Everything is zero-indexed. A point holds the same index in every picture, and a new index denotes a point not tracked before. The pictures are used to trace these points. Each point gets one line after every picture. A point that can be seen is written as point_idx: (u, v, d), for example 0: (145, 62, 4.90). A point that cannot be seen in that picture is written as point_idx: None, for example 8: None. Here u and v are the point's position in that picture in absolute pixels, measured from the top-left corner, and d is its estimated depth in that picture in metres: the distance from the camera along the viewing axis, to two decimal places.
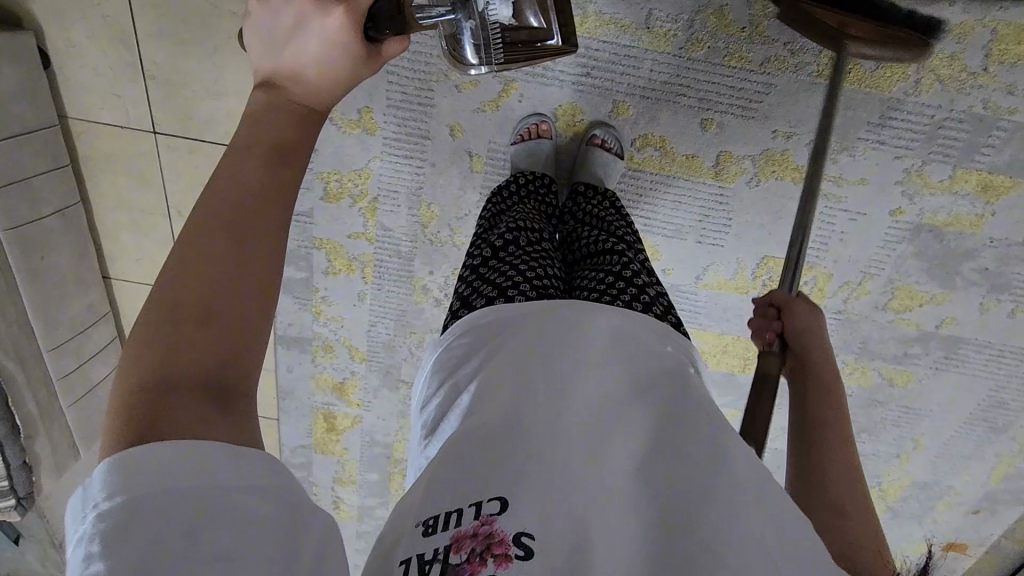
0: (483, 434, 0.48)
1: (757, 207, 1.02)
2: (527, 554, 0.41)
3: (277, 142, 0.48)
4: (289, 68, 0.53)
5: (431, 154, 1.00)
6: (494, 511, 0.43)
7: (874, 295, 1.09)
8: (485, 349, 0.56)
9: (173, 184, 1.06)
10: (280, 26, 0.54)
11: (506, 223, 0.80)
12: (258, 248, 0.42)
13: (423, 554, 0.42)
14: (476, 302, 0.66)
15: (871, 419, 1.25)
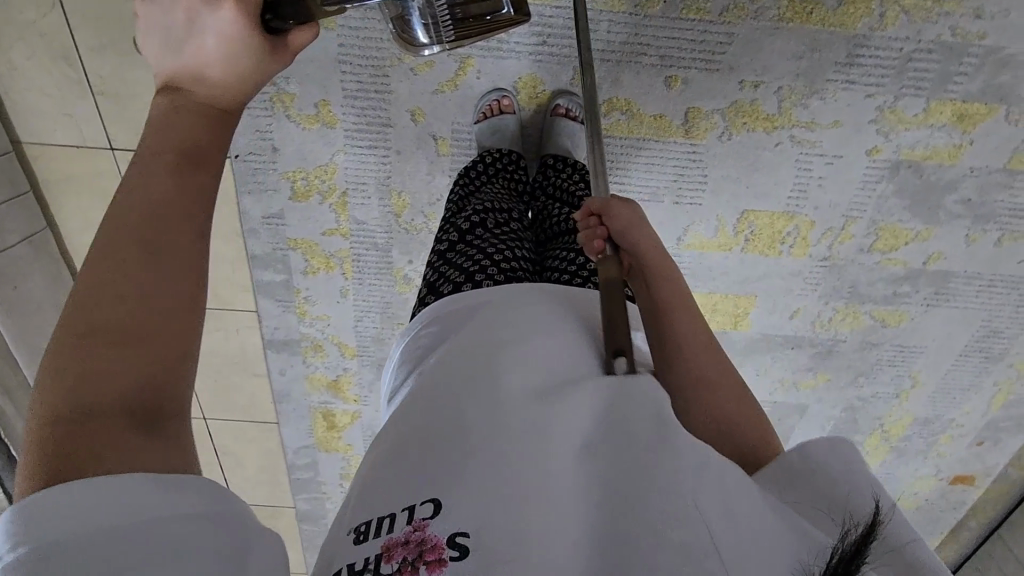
0: (434, 426, 0.49)
1: (732, 161, 1.00)
2: (461, 554, 0.40)
3: (186, 149, 0.47)
4: (192, 69, 0.51)
5: (394, 142, 0.98)
6: (427, 514, 0.42)
7: (857, 238, 1.08)
8: (443, 342, 0.59)
9: None
10: (172, 24, 0.52)
11: (474, 203, 0.79)
12: (184, 263, 0.43)
13: (353, 565, 0.42)
14: (443, 289, 0.66)
15: (867, 362, 1.25)
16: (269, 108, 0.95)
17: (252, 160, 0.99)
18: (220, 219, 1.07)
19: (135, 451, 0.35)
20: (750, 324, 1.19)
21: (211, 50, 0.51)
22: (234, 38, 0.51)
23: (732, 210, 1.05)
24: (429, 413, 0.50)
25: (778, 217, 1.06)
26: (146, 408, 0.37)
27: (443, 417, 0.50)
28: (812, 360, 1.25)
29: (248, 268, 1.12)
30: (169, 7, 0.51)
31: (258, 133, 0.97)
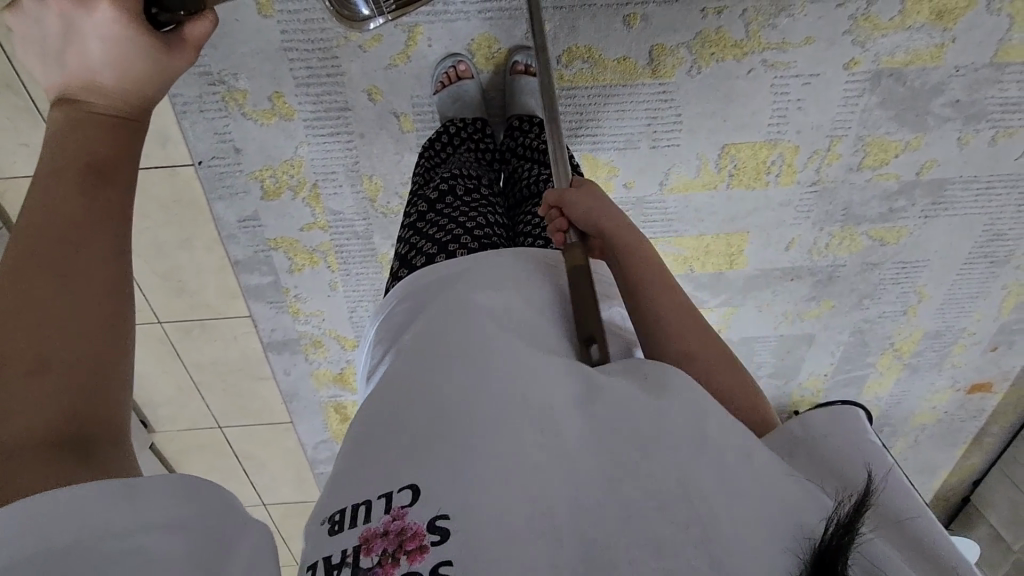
0: (410, 417, 0.46)
1: (704, 96, 0.96)
2: (441, 539, 0.38)
3: (96, 162, 0.47)
4: (78, 78, 0.51)
5: (356, 125, 0.96)
6: (406, 502, 0.41)
7: (845, 157, 1.04)
8: (416, 317, 0.58)
9: None
10: (49, 35, 0.52)
11: (440, 174, 0.77)
12: (109, 284, 0.43)
13: (330, 558, 0.40)
14: (416, 263, 0.64)
15: (870, 283, 1.22)
16: (223, 108, 0.92)
17: (216, 164, 0.98)
18: (197, 229, 1.06)
19: (73, 469, 0.36)
20: (745, 261, 1.17)
21: (97, 54, 0.51)
22: (116, 40, 0.51)
23: (712, 146, 1.02)
24: (405, 393, 0.49)
25: (760, 147, 1.03)
26: (81, 430, 0.37)
27: (417, 395, 0.48)
28: (813, 289, 1.23)
29: (234, 274, 1.11)
30: (42, 15, 0.51)
31: (216, 136, 0.95)
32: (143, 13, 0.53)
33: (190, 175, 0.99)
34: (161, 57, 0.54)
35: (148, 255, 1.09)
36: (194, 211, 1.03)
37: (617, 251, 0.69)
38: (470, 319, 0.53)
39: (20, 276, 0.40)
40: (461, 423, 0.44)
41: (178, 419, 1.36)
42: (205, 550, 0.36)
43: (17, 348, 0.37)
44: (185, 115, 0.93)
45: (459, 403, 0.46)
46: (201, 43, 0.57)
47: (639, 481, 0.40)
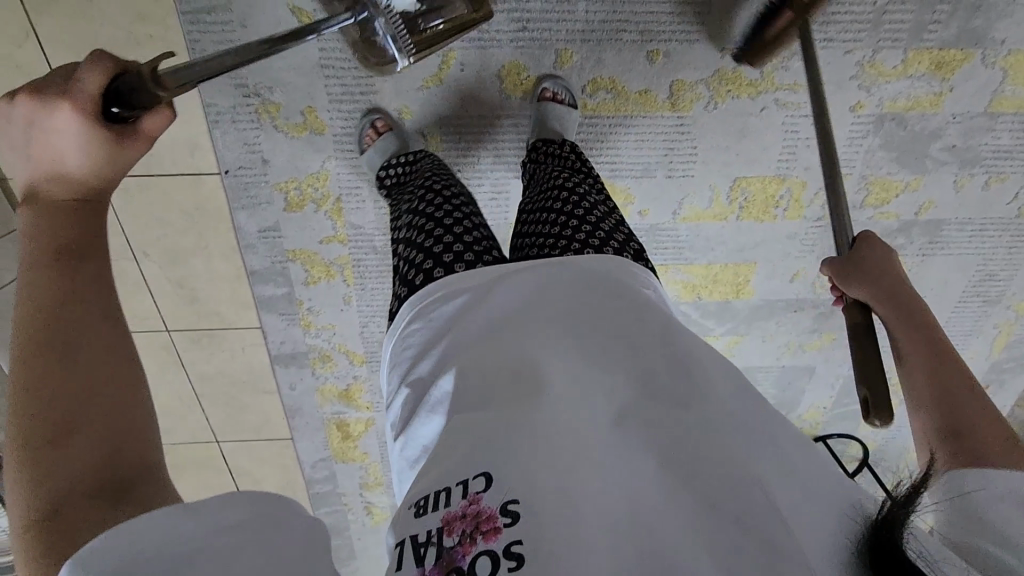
0: (464, 441, 0.55)
1: (718, 130, 1.01)
2: (513, 521, 0.48)
3: (64, 246, 0.57)
4: (53, 169, 0.60)
5: (383, 143, 0.98)
6: (480, 488, 0.51)
7: (849, 195, 1.09)
8: (442, 335, 0.65)
9: (131, 226, 1.03)
10: (18, 133, 0.61)
11: (444, 187, 0.83)
12: (105, 346, 0.53)
13: (417, 536, 0.50)
14: (413, 278, 0.73)
15: None
16: (255, 119, 0.94)
17: (242, 174, 0.99)
18: (217, 238, 1.06)
19: (106, 511, 0.46)
20: (752, 290, 1.20)
21: (60, 146, 0.59)
22: (80, 137, 0.59)
23: (724, 178, 1.06)
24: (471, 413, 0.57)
25: (770, 181, 1.07)
26: (110, 479, 0.47)
27: (487, 412, 0.57)
28: (816, 321, 1.26)
29: (249, 284, 1.12)
30: (11, 119, 0.61)
31: (246, 147, 0.96)
32: (100, 110, 0.59)
33: (215, 183, 1.00)
34: (117, 149, 0.61)
35: (164, 262, 1.08)
36: (215, 220, 1.04)
37: (621, 238, 0.76)
38: (519, 340, 0.62)
39: (36, 366, 0.49)
40: (529, 437, 0.54)
41: (176, 430, 1.33)
42: (245, 546, 0.44)
43: (53, 423, 0.48)
44: (216, 125, 0.94)
45: (508, 428, 0.54)
46: (157, 133, 0.63)
47: (716, 516, 0.49)
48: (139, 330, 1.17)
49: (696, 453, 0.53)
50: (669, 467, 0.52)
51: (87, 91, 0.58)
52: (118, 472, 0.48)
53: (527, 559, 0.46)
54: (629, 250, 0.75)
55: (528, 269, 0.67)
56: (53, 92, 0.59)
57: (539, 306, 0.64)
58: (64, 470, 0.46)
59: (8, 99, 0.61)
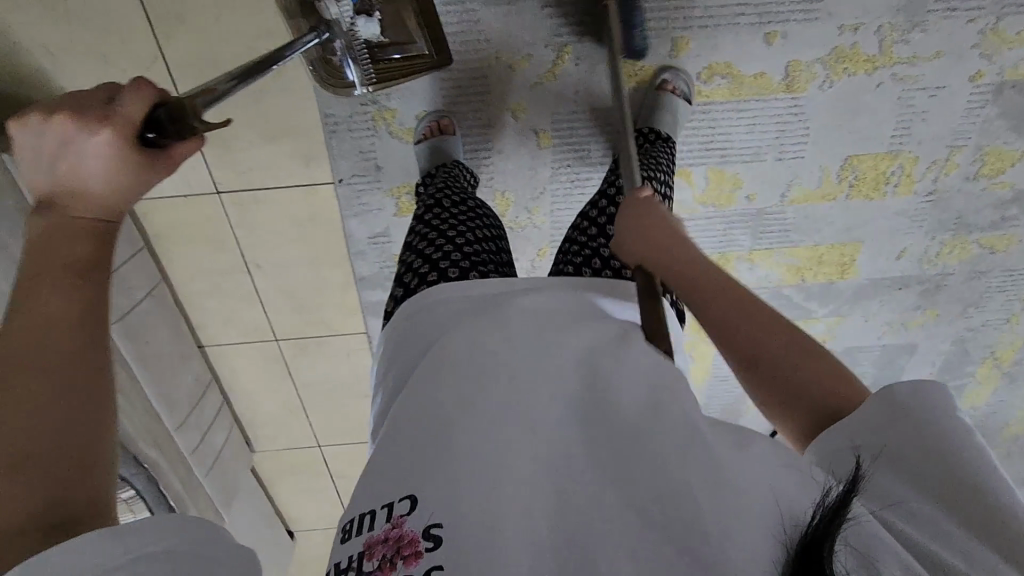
0: (411, 438, 0.50)
1: (833, 109, 0.99)
2: (434, 546, 0.42)
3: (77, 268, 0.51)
4: (69, 189, 0.53)
5: (495, 143, 0.99)
6: (405, 511, 0.45)
7: (963, 167, 1.07)
8: (406, 348, 0.61)
9: (245, 240, 1.05)
10: (47, 142, 0.53)
11: (444, 200, 0.82)
12: (77, 368, 0.47)
13: (341, 563, 0.46)
14: (408, 281, 0.72)
15: (975, 291, 1.24)
16: (371, 127, 0.95)
17: (355, 182, 1.00)
18: (328, 247, 1.07)
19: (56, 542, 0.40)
20: (857, 270, 1.18)
21: (87, 168, 0.53)
22: (112, 159, 0.53)
23: (835, 157, 1.04)
24: (406, 419, 0.51)
25: (883, 158, 1.05)
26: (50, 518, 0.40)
27: (428, 417, 0.50)
28: (920, 298, 1.24)
29: (357, 290, 1.12)
30: (44, 129, 0.53)
31: (361, 154, 0.97)
32: (138, 136, 0.53)
33: (329, 193, 1.00)
34: (142, 174, 0.55)
35: (275, 274, 1.09)
36: (328, 229, 1.04)
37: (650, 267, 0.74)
38: (468, 336, 0.55)
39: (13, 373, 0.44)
40: (472, 446, 0.47)
41: (280, 438, 1.35)
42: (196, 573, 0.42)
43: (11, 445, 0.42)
44: (333, 135, 0.95)
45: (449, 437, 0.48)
46: (183, 161, 0.57)
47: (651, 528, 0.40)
48: (250, 341, 1.18)
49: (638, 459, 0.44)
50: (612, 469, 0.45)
51: (132, 115, 0.52)
52: (63, 506, 0.41)
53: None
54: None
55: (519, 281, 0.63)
56: (91, 113, 0.53)
57: (510, 306, 0.58)
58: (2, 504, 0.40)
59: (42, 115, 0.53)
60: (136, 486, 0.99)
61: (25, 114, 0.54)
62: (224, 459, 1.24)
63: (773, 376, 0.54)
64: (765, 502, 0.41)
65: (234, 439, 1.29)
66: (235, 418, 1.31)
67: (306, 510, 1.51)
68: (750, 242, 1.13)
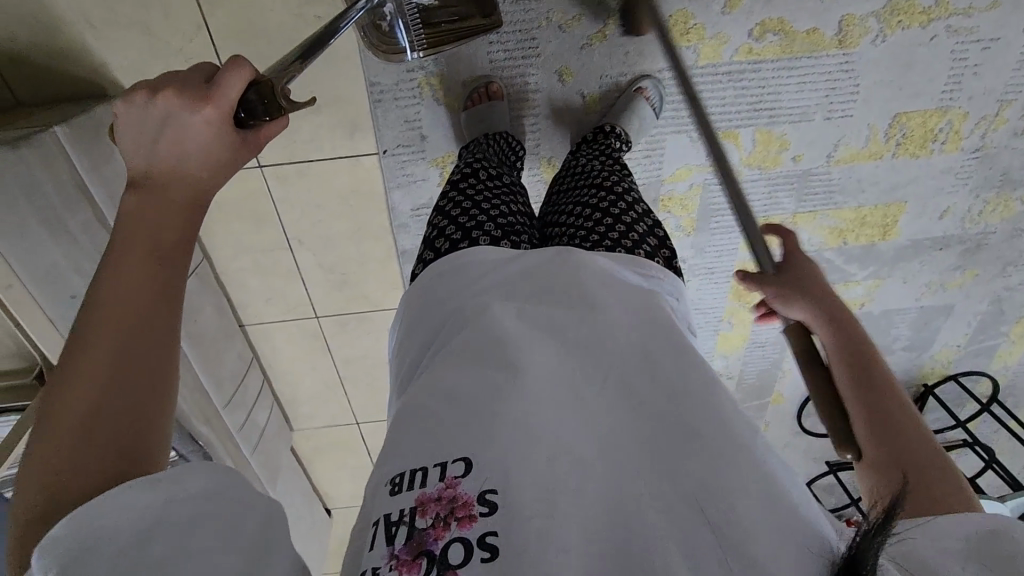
0: (437, 416, 0.50)
1: (885, 64, 0.97)
2: (491, 511, 0.43)
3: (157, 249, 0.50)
4: (167, 163, 0.53)
5: (542, 108, 0.98)
6: (459, 472, 0.46)
7: (1011, 123, 1.05)
8: (423, 322, 0.62)
9: (287, 214, 1.03)
10: (148, 119, 0.52)
11: (474, 168, 0.81)
12: (160, 357, 0.47)
13: (390, 516, 0.45)
14: (440, 245, 0.70)
15: (1016, 250, 1.23)
16: (416, 94, 0.95)
17: (400, 153, 0.98)
18: (370, 221, 1.05)
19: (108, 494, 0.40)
20: (899, 231, 1.18)
21: (183, 146, 0.53)
22: (209, 137, 0.53)
23: (883, 115, 1.02)
24: (442, 384, 0.52)
25: (931, 115, 1.03)
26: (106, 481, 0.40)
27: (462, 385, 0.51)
28: (960, 258, 1.24)
29: (399, 264, 1.11)
30: (147, 105, 0.52)
31: (406, 123, 0.96)
32: (231, 117, 0.54)
33: (372, 164, 0.98)
34: (235, 152, 0.55)
35: (316, 249, 1.08)
36: (370, 202, 1.03)
37: (661, 246, 0.72)
38: (506, 315, 0.56)
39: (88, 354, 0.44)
40: (514, 421, 0.48)
41: (320, 416, 1.36)
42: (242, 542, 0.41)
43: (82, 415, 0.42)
44: (379, 103, 0.93)
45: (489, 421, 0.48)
46: (269, 141, 0.58)
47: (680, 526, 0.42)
48: (290, 318, 1.17)
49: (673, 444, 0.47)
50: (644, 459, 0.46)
51: (228, 94, 0.53)
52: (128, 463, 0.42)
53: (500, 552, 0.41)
54: (661, 257, 0.71)
55: (551, 254, 0.62)
56: (195, 92, 0.53)
57: (539, 287, 0.59)
58: (75, 462, 0.40)
59: (145, 92, 0.52)
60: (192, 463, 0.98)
61: (131, 95, 0.52)
62: (268, 437, 1.24)
63: (891, 444, 0.57)
64: (782, 490, 0.45)
65: (275, 417, 1.29)
66: (275, 397, 1.31)
67: (344, 488, 1.52)
68: (794, 206, 1.12)
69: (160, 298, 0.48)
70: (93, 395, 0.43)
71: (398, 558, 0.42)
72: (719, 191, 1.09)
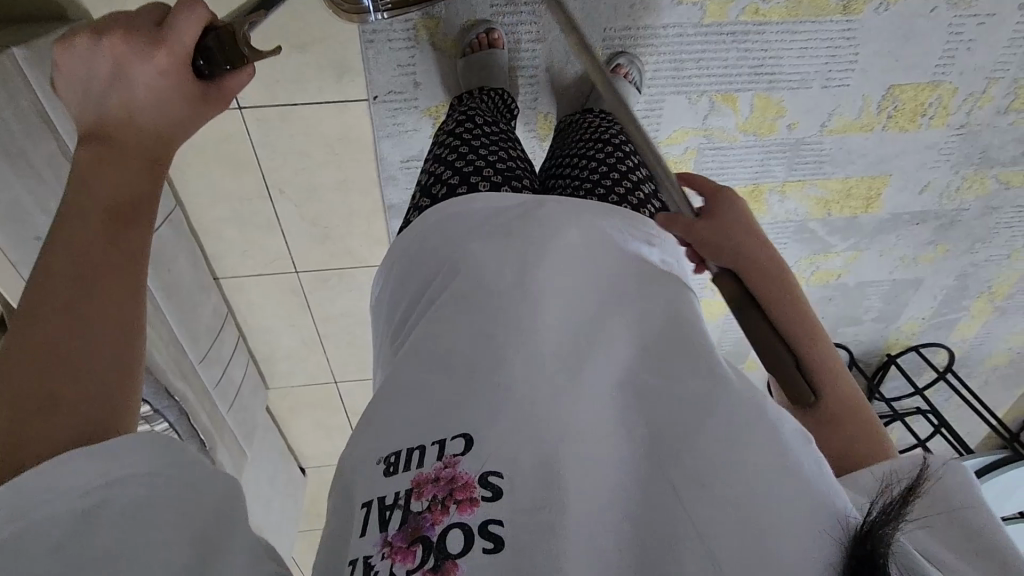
0: (433, 379, 0.47)
1: (885, 34, 0.97)
2: (494, 495, 0.40)
3: (118, 204, 0.47)
4: (115, 120, 0.49)
5: (542, 60, 0.95)
6: (459, 451, 0.42)
7: (996, 102, 1.07)
8: (412, 277, 0.59)
9: (268, 162, 0.97)
10: (95, 67, 0.48)
11: (469, 118, 0.77)
12: (122, 314, 0.44)
13: (385, 498, 0.42)
14: (436, 192, 0.67)
15: (985, 227, 1.28)
16: (411, 37, 0.89)
17: (391, 100, 0.93)
18: (357, 172, 1.00)
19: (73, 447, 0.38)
20: (880, 205, 1.20)
21: (140, 96, 0.49)
22: (161, 91, 0.49)
23: (879, 86, 1.03)
24: (429, 355, 0.49)
25: (923, 89, 1.04)
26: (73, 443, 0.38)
27: (447, 344, 0.49)
28: (934, 233, 1.28)
29: (386, 219, 1.07)
30: (93, 50, 0.48)
31: (399, 68, 0.90)
32: (189, 65, 0.50)
33: (361, 111, 0.93)
34: (196, 105, 0.52)
35: (299, 201, 1.03)
36: (358, 151, 0.98)
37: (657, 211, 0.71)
38: (494, 270, 0.52)
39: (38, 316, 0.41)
40: (509, 387, 0.45)
41: (297, 374, 1.32)
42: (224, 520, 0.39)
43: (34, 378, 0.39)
44: (370, 45, 0.87)
45: (484, 389, 0.45)
46: (234, 96, 0.55)
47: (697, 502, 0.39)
48: (269, 273, 1.13)
49: (676, 402, 0.45)
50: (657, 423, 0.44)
51: (185, 41, 0.49)
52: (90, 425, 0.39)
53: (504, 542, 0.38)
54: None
55: (551, 205, 0.58)
56: (144, 36, 0.49)
57: (533, 235, 0.54)
58: (42, 415, 0.38)
59: (91, 37, 0.48)
60: (170, 419, 0.94)
61: (73, 37, 0.48)
62: (244, 394, 1.21)
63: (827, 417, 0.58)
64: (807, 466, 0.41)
65: (251, 374, 1.25)
66: (250, 353, 1.27)
67: (320, 447, 1.50)
68: (785, 173, 1.12)
69: (109, 257, 0.44)
70: (50, 356, 0.40)
71: (392, 545, 0.40)
72: (714, 156, 1.08)
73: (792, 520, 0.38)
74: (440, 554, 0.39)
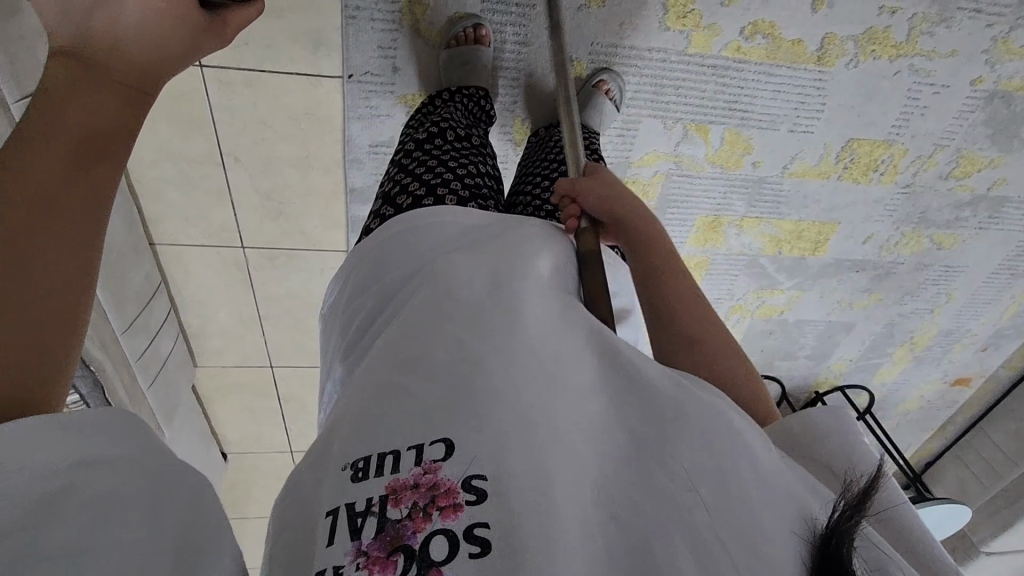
0: (384, 382, 0.42)
1: (849, 88, 1.01)
2: (478, 499, 0.35)
3: (91, 136, 0.40)
4: (100, 41, 0.43)
5: (526, 64, 0.94)
6: (438, 456, 0.37)
7: (940, 166, 1.14)
8: (374, 282, 0.56)
9: (225, 127, 0.91)
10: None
11: (441, 125, 0.75)
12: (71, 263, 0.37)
13: (354, 505, 0.36)
14: (402, 202, 0.64)
15: (916, 281, 1.36)
16: (395, 20, 0.86)
17: (367, 81, 0.89)
18: (320, 151, 0.96)
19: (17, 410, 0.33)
20: (827, 249, 1.26)
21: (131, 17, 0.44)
22: (161, 20, 0.46)
23: (839, 137, 1.08)
24: (386, 360, 0.44)
25: (878, 146, 1.10)
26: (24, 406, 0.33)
27: (414, 323, 0.46)
28: (870, 282, 1.35)
29: (346, 203, 1.03)
30: None
31: (380, 50, 0.87)
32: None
33: (333, 88, 0.89)
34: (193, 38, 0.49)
35: (253, 171, 0.97)
36: (325, 129, 0.94)
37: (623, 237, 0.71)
38: (471, 277, 0.49)
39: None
40: (481, 392, 0.40)
41: (229, 353, 1.25)
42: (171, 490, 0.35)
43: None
44: (352, 21, 0.83)
45: (443, 394, 0.40)
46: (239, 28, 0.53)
47: (670, 523, 0.35)
48: (211, 245, 1.06)
49: (648, 384, 0.43)
50: (641, 438, 0.40)
51: None
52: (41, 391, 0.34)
53: (495, 545, 0.33)
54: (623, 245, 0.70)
55: (530, 226, 0.57)
56: None
57: (508, 250, 0.52)
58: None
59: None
60: (82, 391, 0.86)
61: None
62: (169, 369, 1.13)
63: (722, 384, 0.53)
64: (780, 481, 0.39)
65: (178, 349, 1.18)
66: (180, 327, 1.19)
67: (245, 433, 1.42)
68: (744, 209, 1.16)
69: (71, 206, 0.38)
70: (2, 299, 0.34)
71: (369, 555, 0.34)
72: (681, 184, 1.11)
73: (773, 520, 0.36)
74: (424, 565, 0.33)
